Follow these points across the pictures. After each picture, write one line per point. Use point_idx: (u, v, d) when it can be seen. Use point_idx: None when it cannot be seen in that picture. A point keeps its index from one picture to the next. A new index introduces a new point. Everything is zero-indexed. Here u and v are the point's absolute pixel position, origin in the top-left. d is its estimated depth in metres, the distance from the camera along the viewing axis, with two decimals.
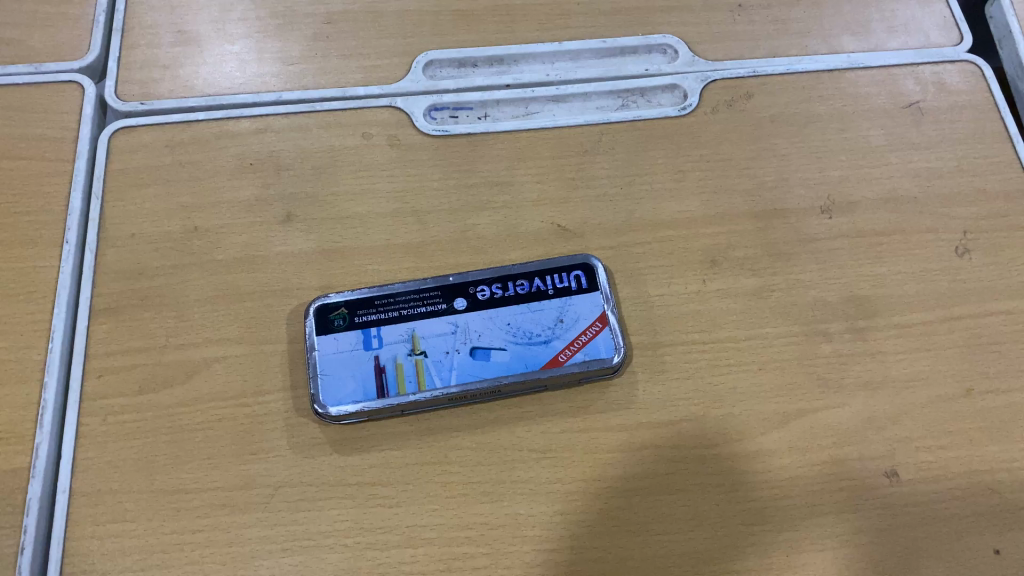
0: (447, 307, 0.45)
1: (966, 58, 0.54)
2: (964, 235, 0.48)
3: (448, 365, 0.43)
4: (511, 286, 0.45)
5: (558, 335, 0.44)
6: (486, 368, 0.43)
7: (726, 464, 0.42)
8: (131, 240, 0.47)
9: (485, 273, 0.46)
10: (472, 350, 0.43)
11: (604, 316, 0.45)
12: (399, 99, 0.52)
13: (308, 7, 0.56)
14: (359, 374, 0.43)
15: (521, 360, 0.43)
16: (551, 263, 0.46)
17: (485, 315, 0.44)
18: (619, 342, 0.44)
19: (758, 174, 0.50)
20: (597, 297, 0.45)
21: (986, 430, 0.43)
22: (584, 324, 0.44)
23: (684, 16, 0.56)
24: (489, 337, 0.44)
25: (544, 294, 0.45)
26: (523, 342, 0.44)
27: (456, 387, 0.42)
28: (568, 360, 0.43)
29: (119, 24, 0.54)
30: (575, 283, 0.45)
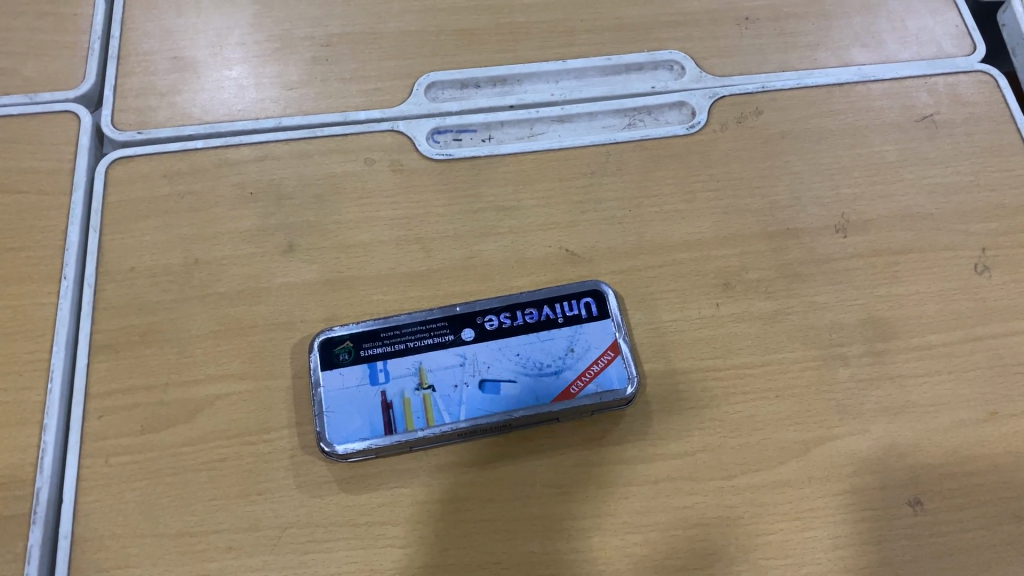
0: (455, 338, 0.43)
1: (980, 68, 0.53)
2: (983, 252, 0.47)
3: (457, 400, 0.42)
4: (519, 315, 0.44)
5: (569, 365, 0.43)
6: (496, 402, 0.42)
7: (746, 496, 0.40)
8: (131, 274, 0.46)
9: (493, 302, 0.45)
10: (481, 383, 0.42)
11: (616, 344, 0.44)
12: (401, 123, 0.51)
13: (306, 29, 0.55)
14: (366, 410, 0.42)
15: (532, 393, 0.42)
16: (560, 290, 0.45)
17: (493, 345, 0.43)
18: (632, 372, 0.43)
19: (770, 193, 0.48)
20: (608, 325, 0.44)
21: (1012, 456, 0.42)
22: (595, 353, 0.43)
23: (691, 31, 0.55)
24: (499, 369, 0.43)
25: (554, 323, 0.44)
26: (534, 373, 0.43)
27: (465, 422, 0.41)
28: (580, 391, 0.42)
29: (114, 51, 0.53)
30: (585, 311, 0.44)
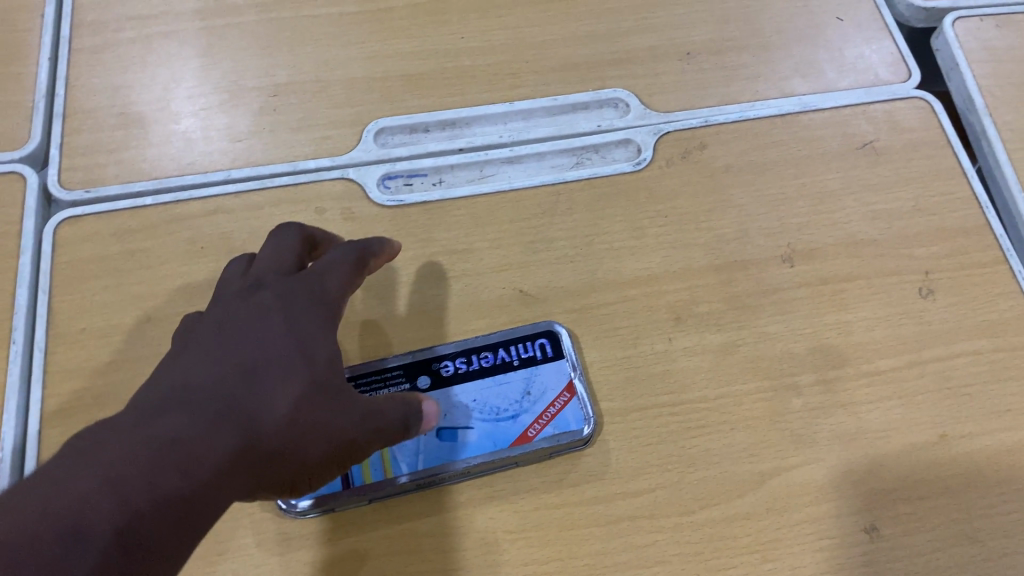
0: (411, 387, 0.44)
1: (916, 95, 0.54)
2: (926, 275, 0.48)
3: (415, 450, 0.42)
4: (475, 360, 0.45)
5: (526, 409, 0.43)
6: (454, 450, 0.42)
7: (705, 531, 0.41)
8: (81, 335, 0.45)
9: (448, 347, 0.45)
10: (438, 432, 0.43)
11: (572, 385, 0.44)
12: (351, 170, 0.51)
13: (253, 79, 0.55)
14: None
15: (490, 439, 0.42)
16: (514, 333, 0.45)
17: (450, 391, 0.44)
18: (588, 412, 0.43)
19: (717, 227, 0.49)
20: (564, 366, 0.45)
21: (964, 477, 0.42)
22: (551, 395, 0.44)
23: (634, 68, 0.56)
24: (456, 417, 0.43)
25: (509, 366, 0.45)
26: (491, 419, 0.43)
27: (424, 471, 0.41)
28: (538, 434, 0.43)
29: (59, 109, 0.53)
30: (541, 352, 0.45)
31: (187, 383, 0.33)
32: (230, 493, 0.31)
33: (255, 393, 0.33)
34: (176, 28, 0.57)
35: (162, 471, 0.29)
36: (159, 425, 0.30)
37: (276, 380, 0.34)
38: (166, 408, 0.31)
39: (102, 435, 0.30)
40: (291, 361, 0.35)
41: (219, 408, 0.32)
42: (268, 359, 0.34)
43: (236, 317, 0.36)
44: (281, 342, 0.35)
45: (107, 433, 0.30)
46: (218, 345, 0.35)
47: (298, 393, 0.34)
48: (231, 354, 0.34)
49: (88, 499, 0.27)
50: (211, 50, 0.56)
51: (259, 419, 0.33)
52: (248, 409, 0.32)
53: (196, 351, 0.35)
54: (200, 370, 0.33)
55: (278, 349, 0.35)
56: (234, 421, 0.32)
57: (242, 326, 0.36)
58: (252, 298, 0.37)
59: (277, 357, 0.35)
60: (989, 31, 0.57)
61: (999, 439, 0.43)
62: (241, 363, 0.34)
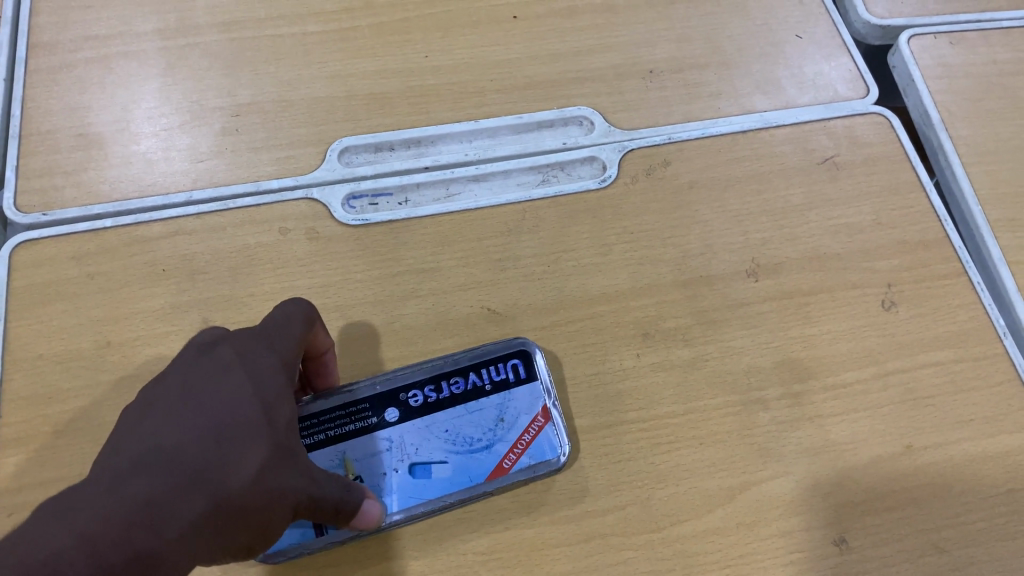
0: (379, 421, 0.42)
1: (874, 110, 0.55)
2: (888, 288, 0.48)
3: (388, 489, 0.41)
4: (444, 387, 0.44)
5: (500, 438, 0.43)
6: (428, 486, 0.41)
7: (676, 547, 0.41)
8: (39, 362, 0.44)
9: (416, 375, 0.44)
10: (410, 467, 0.41)
11: (547, 409, 0.44)
12: (315, 190, 0.51)
13: (215, 99, 0.54)
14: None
15: (465, 473, 0.42)
16: (485, 355, 0.44)
17: (420, 424, 0.43)
18: (564, 440, 0.43)
19: (682, 242, 0.49)
20: (536, 389, 0.44)
21: (929, 487, 0.43)
22: (524, 421, 0.43)
23: (598, 86, 0.56)
24: (428, 451, 0.42)
25: (481, 391, 0.44)
26: (464, 450, 0.42)
27: (400, 512, 0.40)
28: (514, 465, 0.42)
29: (15, 131, 0.52)
30: (512, 374, 0.44)
31: (156, 444, 0.33)
32: (195, 560, 0.32)
33: (223, 455, 0.33)
34: (136, 48, 0.56)
35: (130, 537, 0.29)
36: (129, 489, 0.31)
37: (244, 442, 0.34)
38: (136, 469, 0.31)
39: (73, 494, 0.30)
40: (256, 421, 0.35)
41: (187, 471, 0.32)
42: (233, 421, 0.34)
43: (202, 375, 0.36)
44: (246, 400, 0.35)
45: (78, 493, 0.30)
46: (184, 405, 0.35)
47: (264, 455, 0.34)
48: (200, 414, 0.34)
49: (60, 560, 0.27)
50: (172, 70, 0.55)
51: (227, 483, 0.33)
52: (217, 473, 0.33)
53: (164, 408, 0.34)
54: (167, 431, 0.33)
55: (244, 409, 0.35)
56: (202, 485, 0.32)
57: (206, 384, 0.35)
58: (214, 355, 0.37)
59: (244, 417, 0.35)
60: (943, 48, 0.58)
61: (963, 449, 0.44)
62: (211, 425, 0.34)
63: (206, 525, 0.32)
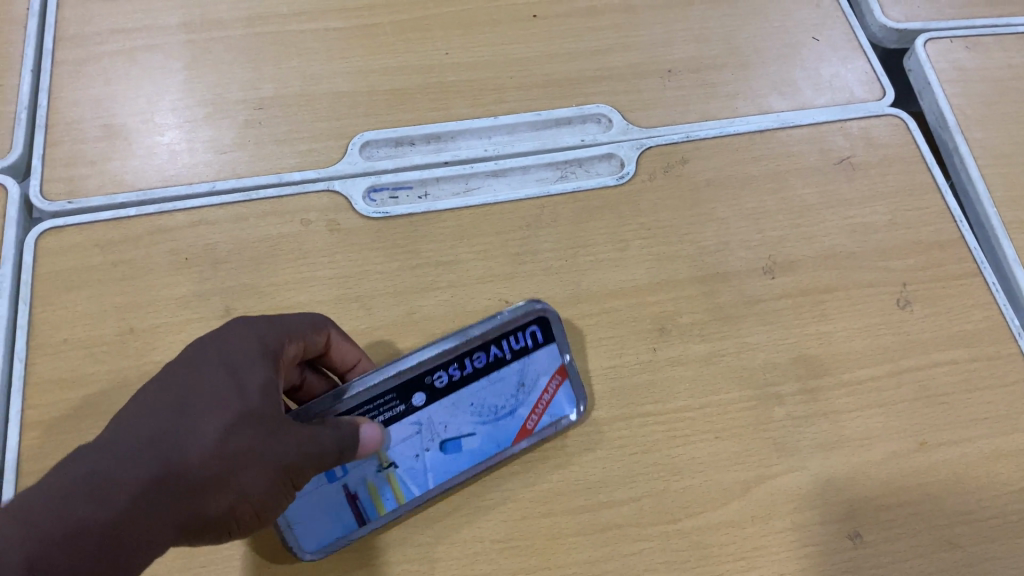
0: (407, 407, 0.41)
1: (890, 112, 0.56)
2: (903, 287, 0.49)
3: (422, 469, 0.41)
4: (468, 364, 0.43)
5: (522, 402, 0.44)
6: (461, 459, 0.42)
7: (691, 539, 0.41)
8: (62, 346, 0.45)
9: (439, 353, 0.42)
10: (442, 445, 0.42)
11: (563, 367, 0.45)
12: (337, 182, 0.51)
13: (238, 92, 0.55)
14: (330, 507, 0.40)
15: (494, 442, 0.43)
16: (504, 326, 0.43)
17: (448, 404, 0.42)
18: (580, 392, 0.44)
19: (698, 239, 0.50)
20: (554, 353, 0.45)
21: (944, 484, 0.43)
22: (544, 383, 0.44)
23: (616, 84, 0.57)
24: (456, 426, 0.42)
25: (502, 361, 0.43)
26: (490, 420, 0.43)
27: (439, 489, 0.42)
28: (538, 426, 0.43)
29: (42, 120, 0.52)
30: (529, 341, 0.44)
31: (122, 422, 0.33)
32: (158, 530, 0.32)
33: (185, 426, 0.33)
34: (161, 41, 0.57)
35: (68, 515, 0.30)
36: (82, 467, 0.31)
37: (208, 411, 0.34)
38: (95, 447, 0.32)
39: (25, 491, 0.31)
40: (224, 389, 0.34)
41: (145, 444, 0.32)
42: (202, 395, 0.34)
43: (179, 356, 0.36)
44: (215, 371, 0.35)
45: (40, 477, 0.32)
46: (160, 383, 0.35)
47: (228, 422, 0.33)
48: (170, 389, 0.34)
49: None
50: (196, 63, 0.56)
51: (185, 453, 0.32)
52: (175, 444, 0.33)
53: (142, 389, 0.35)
54: (136, 409, 0.34)
55: (212, 380, 0.35)
56: (161, 455, 0.32)
57: (180, 363, 0.36)
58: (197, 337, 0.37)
59: (210, 388, 0.34)
60: (959, 52, 0.58)
61: (977, 446, 0.44)
62: (178, 399, 0.34)
63: (160, 497, 0.32)
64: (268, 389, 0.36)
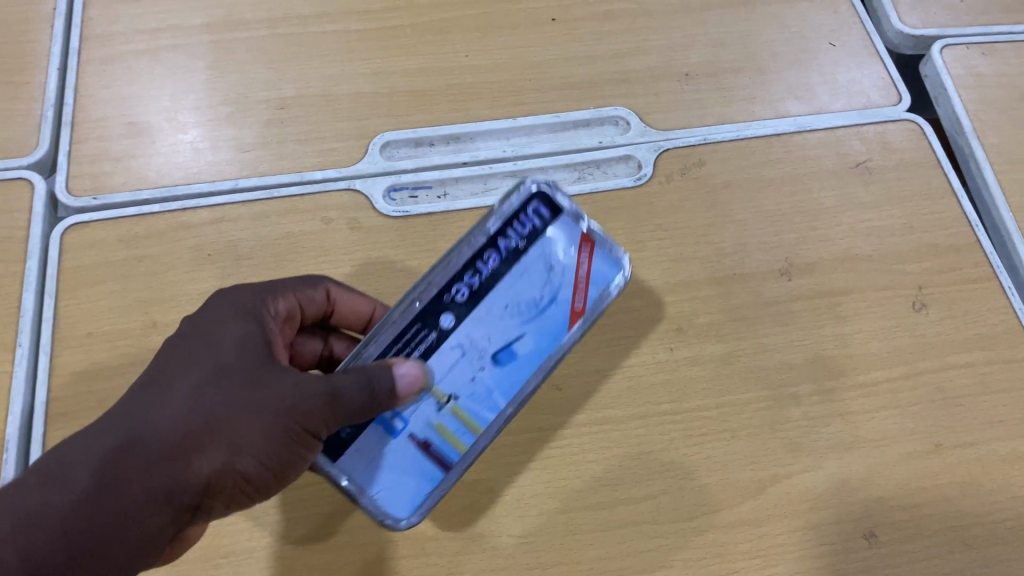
0: (439, 332, 0.40)
1: (906, 117, 0.56)
2: (919, 290, 0.49)
3: (483, 389, 0.41)
4: (481, 268, 0.41)
5: (559, 284, 0.42)
6: (519, 366, 0.41)
7: (707, 537, 0.41)
8: (87, 339, 0.46)
9: (446, 270, 0.41)
10: (494, 357, 0.41)
11: (586, 235, 0.43)
12: (358, 181, 0.52)
13: (261, 92, 0.55)
14: (407, 465, 0.40)
15: (546, 335, 0.42)
16: (503, 215, 0.42)
17: (480, 314, 0.41)
18: (614, 256, 0.44)
19: (715, 241, 0.50)
20: (568, 221, 0.43)
21: (959, 485, 0.43)
22: (572, 256, 0.43)
23: (634, 87, 0.57)
24: (500, 335, 0.41)
25: (517, 253, 0.42)
26: (533, 314, 0.42)
27: (508, 404, 0.41)
28: (585, 303, 0.43)
29: (68, 118, 0.53)
30: (538, 219, 0.42)
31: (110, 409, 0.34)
32: (142, 496, 0.32)
33: (160, 394, 0.33)
34: (185, 41, 0.57)
35: (31, 500, 0.31)
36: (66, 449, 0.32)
37: (181, 378, 0.34)
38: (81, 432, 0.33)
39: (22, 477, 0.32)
40: (197, 356, 0.35)
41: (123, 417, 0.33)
42: (186, 366, 0.35)
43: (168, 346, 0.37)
44: (191, 345, 0.36)
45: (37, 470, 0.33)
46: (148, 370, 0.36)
47: (200, 382, 0.34)
48: (152, 370, 0.35)
49: None
50: (219, 63, 0.57)
51: (156, 418, 0.33)
52: (150, 411, 0.33)
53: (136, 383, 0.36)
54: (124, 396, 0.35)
55: (188, 353, 0.35)
56: (135, 424, 0.32)
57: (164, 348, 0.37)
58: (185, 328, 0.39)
59: (185, 360, 0.35)
60: (975, 58, 0.59)
61: (992, 449, 0.44)
62: (157, 375, 0.35)
63: (134, 461, 0.32)
64: (243, 348, 0.36)
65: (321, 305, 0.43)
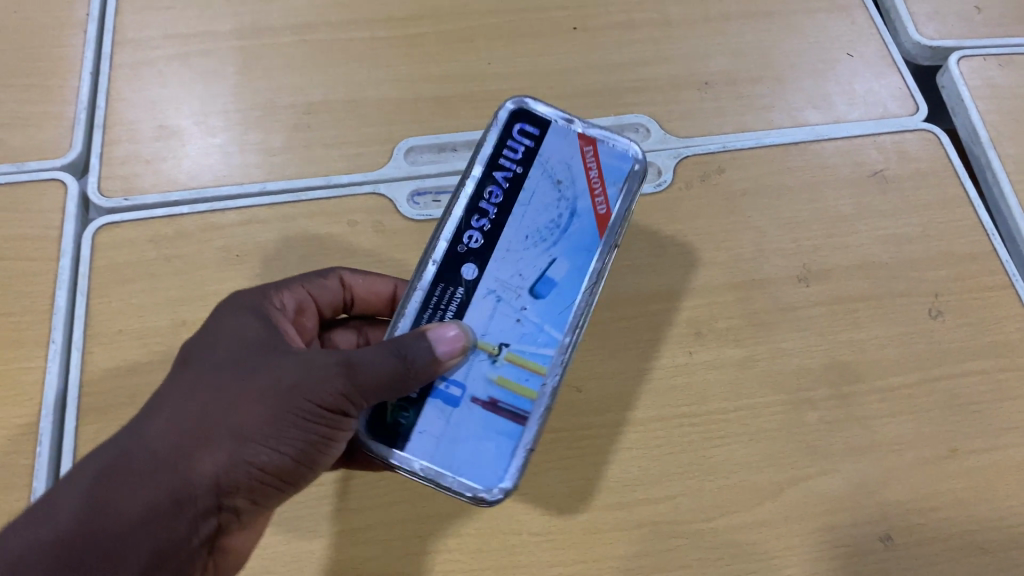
0: (466, 283, 0.39)
1: (923, 127, 0.57)
2: (935, 297, 0.50)
3: (533, 325, 0.38)
4: (487, 206, 0.40)
5: (573, 194, 0.40)
6: (563, 292, 0.39)
7: (725, 537, 0.42)
8: (118, 336, 0.47)
9: (452, 219, 0.39)
10: (533, 291, 0.39)
11: (582, 136, 0.41)
12: (383, 185, 0.53)
13: (288, 97, 0.56)
14: (480, 430, 0.37)
15: (580, 249, 0.39)
16: (488, 146, 0.40)
17: (502, 252, 0.39)
18: (619, 145, 0.41)
19: (734, 247, 0.51)
20: (558, 131, 0.41)
21: (975, 490, 0.44)
22: (576, 163, 0.41)
23: (654, 95, 0.58)
24: (532, 265, 0.39)
25: (517, 177, 0.40)
26: (560, 232, 0.40)
27: (563, 331, 0.38)
28: (607, 202, 0.40)
29: (100, 121, 0.55)
30: (528, 139, 0.41)
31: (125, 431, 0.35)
32: (152, 499, 0.32)
33: (163, 404, 0.34)
34: (214, 47, 0.59)
35: (44, 515, 0.31)
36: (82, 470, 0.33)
37: (182, 387, 0.35)
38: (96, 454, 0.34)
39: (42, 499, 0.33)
40: (198, 364, 0.36)
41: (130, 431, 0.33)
42: (189, 375, 0.35)
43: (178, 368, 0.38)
44: (193, 356, 0.36)
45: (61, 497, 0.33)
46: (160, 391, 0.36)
47: (198, 386, 0.34)
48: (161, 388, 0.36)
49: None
50: (248, 68, 0.58)
51: (158, 424, 0.33)
52: (154, 420, 0.33)
53: None
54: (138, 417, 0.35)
55: (190, 364, 0.36)
56: (140, 434, 0.33)
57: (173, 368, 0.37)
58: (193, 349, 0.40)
59: (187, 370, 0.36)
60: (992, 70, 0.59)
61: (1007, 454, 0.45)
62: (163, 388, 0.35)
63: (137, 467, 0.32)
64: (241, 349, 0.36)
65: (337, 291, 0.44)
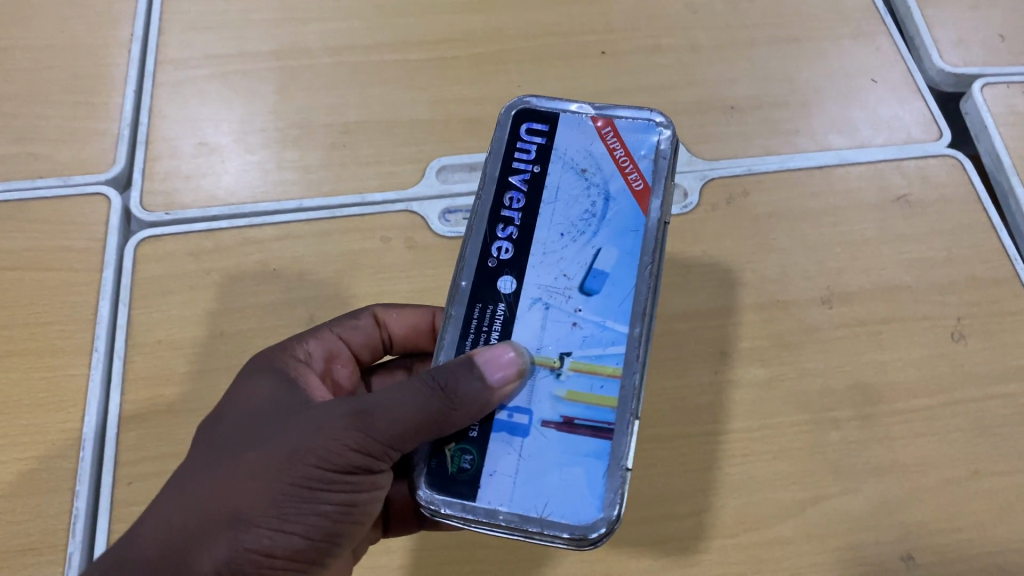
0: (506, 297, 0.38)
1: (947, 153, 0.58)
2: (958, 320, 0.50)
3: (593, 321, 0.37)
4: (513, 213, 0.40)
5: (602, 179, 0.41)
6: (616, 281, 0.38)
7: (747, 553, 0.43)
8: (158, 346, 0.48)
9: (481, 236, 0.39)
10: (583, 287, 0.38)
11: (594, 123, 0.42)
12: (415, 204, 0.54)
13: (324, 117, 0.58)
14: (562, 456, 0.35)
15: (624, 233, 0.39)
16: (501, 154, 0.41)
17: (539, 257, 0.39)
18: (638, 120, 0.42)
19: (759, 268, 0.52)
20: (567, 123, 0.42)
21: (996, 512, 0.44)
22: (596, 150, 0.42)
23: (681, 119, 0.59)
24: (577, 261, 0.39)
25: (539, 176, 0.41)
26: (598, 219, 0.40)
27: (624, 320, 0.37)
28: (638, 176, 0.41)
29: (143, 137, 0.56)
30: (539, 137, 0.42)
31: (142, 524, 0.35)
32: None
33: (173, 490, 0.34)
34: (253, 67, 0.60)
35: None
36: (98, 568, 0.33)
37: (193, 470, 0.34)
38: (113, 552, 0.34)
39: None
40: (209, 445, 0.36)
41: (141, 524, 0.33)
42: (200, 458, 0.35)
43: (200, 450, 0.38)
44: (207, 437, 0.36)
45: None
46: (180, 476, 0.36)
47: (207, 467, 0.34)
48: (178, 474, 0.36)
49: None
50: (286, 88, 0.59)
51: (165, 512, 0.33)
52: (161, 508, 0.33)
53: None
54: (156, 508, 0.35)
55: (204, 446, 0.36)
56: (148, 527, 0.33)
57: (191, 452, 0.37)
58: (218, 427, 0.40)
59: (200, 453, 0.36)
60: (1016, 97, 0.60)
61: None
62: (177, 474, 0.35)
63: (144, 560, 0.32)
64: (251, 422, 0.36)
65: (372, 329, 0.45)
